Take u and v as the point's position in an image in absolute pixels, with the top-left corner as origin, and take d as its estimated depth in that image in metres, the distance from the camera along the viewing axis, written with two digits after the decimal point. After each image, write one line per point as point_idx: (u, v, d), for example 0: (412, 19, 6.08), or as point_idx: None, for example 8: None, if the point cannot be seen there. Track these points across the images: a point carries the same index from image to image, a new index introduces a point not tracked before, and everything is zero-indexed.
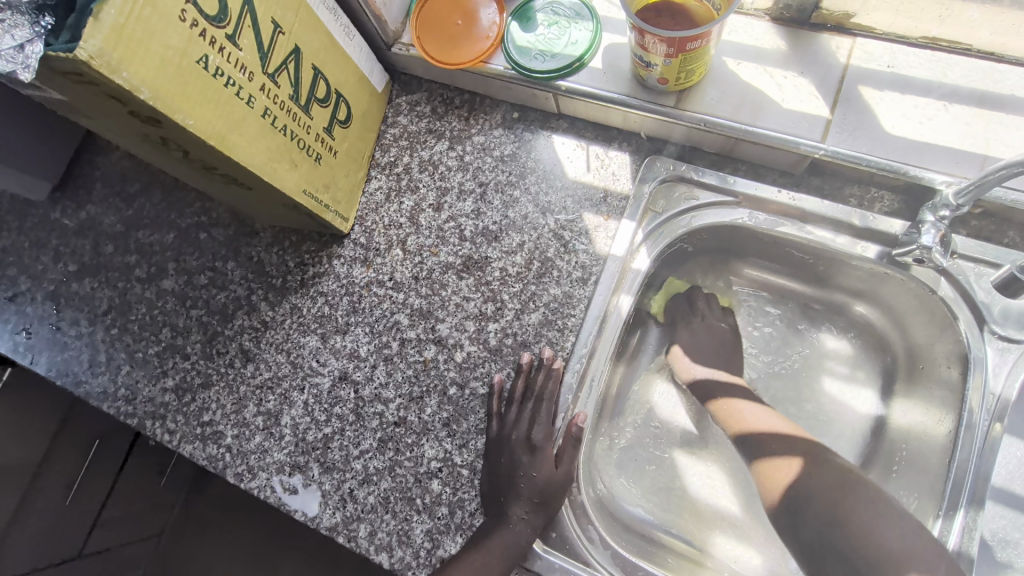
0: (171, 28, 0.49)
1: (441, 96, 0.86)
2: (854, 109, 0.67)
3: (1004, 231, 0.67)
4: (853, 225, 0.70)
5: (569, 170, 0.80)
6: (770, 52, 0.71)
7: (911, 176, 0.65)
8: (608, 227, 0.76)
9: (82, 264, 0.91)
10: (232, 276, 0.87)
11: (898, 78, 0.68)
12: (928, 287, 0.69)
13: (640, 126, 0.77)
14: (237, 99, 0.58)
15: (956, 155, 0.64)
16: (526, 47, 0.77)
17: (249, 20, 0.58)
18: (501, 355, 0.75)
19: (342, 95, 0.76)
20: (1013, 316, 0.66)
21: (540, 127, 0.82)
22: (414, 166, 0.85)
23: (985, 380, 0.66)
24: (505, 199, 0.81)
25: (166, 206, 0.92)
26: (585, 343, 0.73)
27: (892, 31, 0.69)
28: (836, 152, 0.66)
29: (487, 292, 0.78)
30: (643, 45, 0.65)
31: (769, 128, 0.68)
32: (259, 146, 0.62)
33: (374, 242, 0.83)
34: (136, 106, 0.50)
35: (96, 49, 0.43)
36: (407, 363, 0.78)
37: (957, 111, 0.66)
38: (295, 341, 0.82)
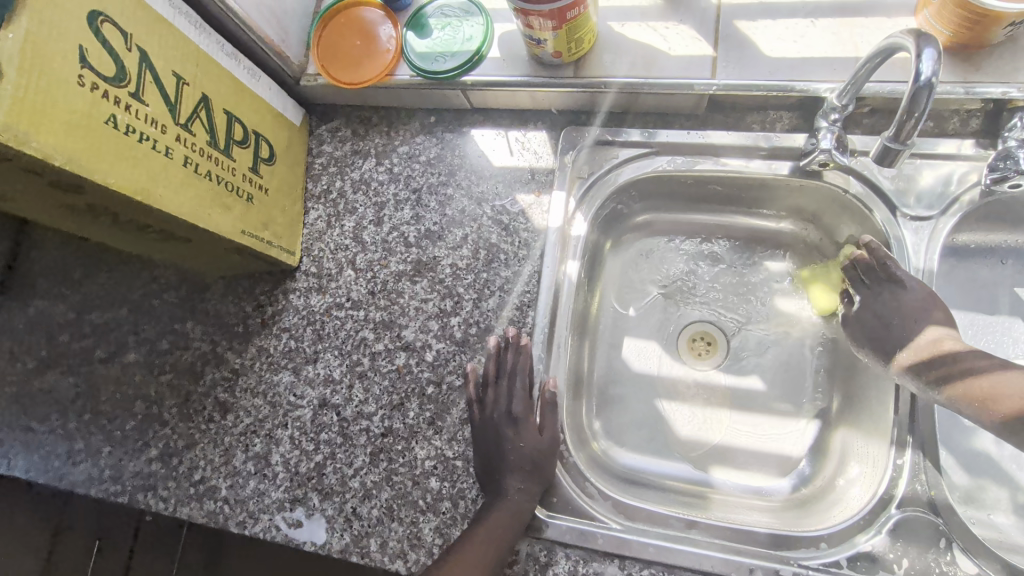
0: (72, 94, 0.51)
1: (358, 117, 0.89)
2: (735, 43, 0.72)
3: (892, 122, 0.73)
4: (761, 148, 0.75)
5: (494, 159, 0.83)
6: (650, 8, 0.75)
7: (799, 90, 0.70)
8: (541, 203, 0.80)
9: (40, 359, 0.91)
10: (193, 334, 0.87)
11: (767, 7, 0.73)
12: (839, 187, 0.74)
13: (550, 103, 0.81)
14: (154, 152, 0.59)
15: (832, 64, 0.70)
16: (426, 53, 0.80)
17: (149, 76, 0.60)
18: (469, 345, 0.78)
19: (261, 135, 0.78)
20: (921, 196, 0.71)
21: (458, 125, 0.86)
22: (347, 189, 0.87)
23: (908, 260, 0.71)
24: (440, 199, 0.84)
25: (113, 283, 0.92)
26: (544, 314, 0.76)
27: None
28: (728, 85, 0.71)
29: (443, 290, 0.80)
30: (530, 25, 0.68)
31: (664, 77, 0.73)
32: (188, 194, 0.64)
33: (325, 268, 0.85)
34: (52, 174, 0.51)
35: (0, 125, 0.45)
36: (382, 375, 0.79)
37: (825, 24, 0.71)
38: (269, 381, 0.83)
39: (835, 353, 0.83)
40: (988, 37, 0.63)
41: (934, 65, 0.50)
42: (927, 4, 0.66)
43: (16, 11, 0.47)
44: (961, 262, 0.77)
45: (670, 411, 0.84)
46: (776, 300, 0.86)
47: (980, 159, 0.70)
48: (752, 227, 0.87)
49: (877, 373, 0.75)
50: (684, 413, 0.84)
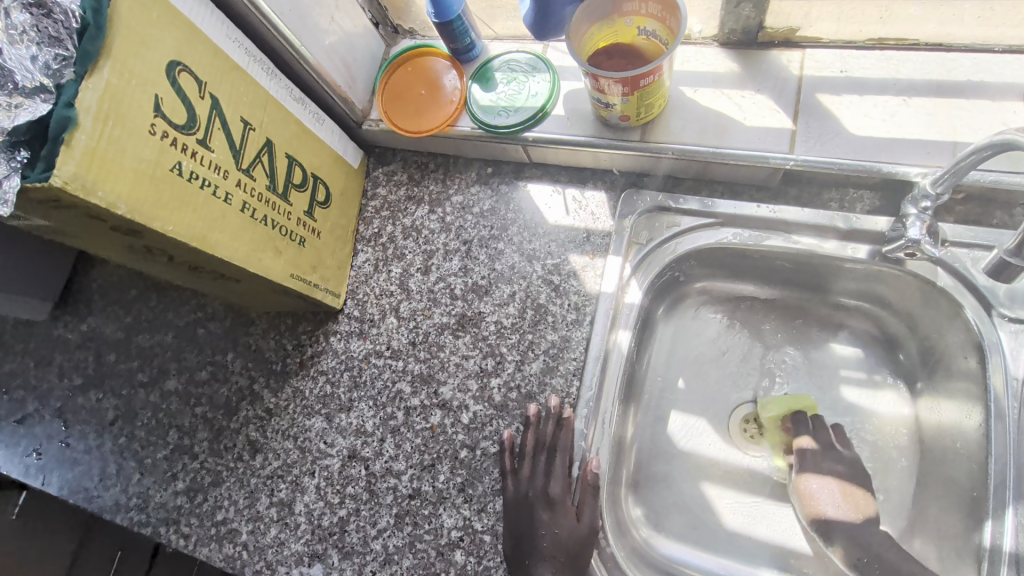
0: (143, 143, 0.51)
1: (415, 163, 0.88)
2: (816, 117, 0.68)
3: (990, 213, 0.67)
4: (838, 228, 0.70)
5: (549, 216, 0.80)
6: (726, 75, 0.72)
7: (886, 172, 0.65)
8: (595, 266, 0.77)
9: (86, 376, 0.92)
10: (233, 367, 0.87)
11: (853, 81, 0.68)
12: (926, 278, 0.67)
13: (612, 163, 0.78)
14: (214, 198, 0.60)
15: (925, 146, 0.64)
16: (490, 106, 0.79)
17: (218, 123, 0.60)
18: (508, 410, 0.74)
19: (319, 177, 0.78)
20: (1019, 296, 0.64)
21: (515, 179, 0.84)
22: (397, 235, 0.86)
23: (1004, 366, 0.63)
24: (491, 253, 0.81)
25: (163, 307, 0.93)
26: (590, 385, 0.72)
27: (838, 37, 0.70)
28: (806, 160, 0.67)
29: (486, 348, 0.77)
30: (600, 89, 0.66)
31: (737, 148, 0.69)
32: (243, 239, 0.64)
33: (368, 313, 0.83)
34: (115, 220, 0.51)
35: (70, 175, 0.45)
36: (414, 432, 0.76)
37: (918, 104, 0.66)
38: (301, 425, 0.81)
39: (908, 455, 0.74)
40: None
41: None
42: None
43: (99, 63, 0.48)
44: None
45: (716, 500, 0.78)
46: (843, 388, 0.79)
47: None
48: (820, 306, 0.81)
49: (957, 488, 0.67)
50: (732, 503, 0.77)
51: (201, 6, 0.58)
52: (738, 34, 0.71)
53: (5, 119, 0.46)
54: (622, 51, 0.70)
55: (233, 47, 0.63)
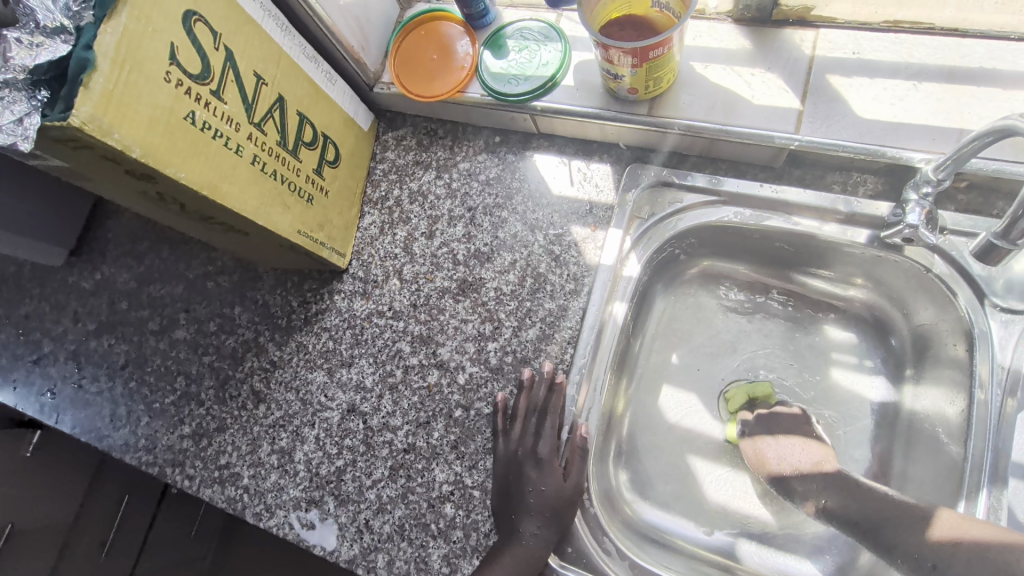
0: (157, 89, 0.53)
1: (425, 129, 0.89)
2: (825, 98, 0.68)
3: (992, 203, 0.67)
4: (838, 211, 0.70)
5: (553, 187, 0.82)
6: (737, 52, 0.72)
7: (891, 156, 0.64)
8: (596, 238, 0.78)
9: (99, 322, 0.95)
10: (240, 320, 0.90)
11: (865, 63, 0.68)
12: (921, 264, 0.68)
13: (618, 137, 0.79)
14: (226, 150, 0.61)
15: (931, 132, 0.64)
16: (500, 74, 0.79)
17: (231, 76, 0.61)
18: (503, 374, 0.76)
19: (329, 138, 0.79)
20: (1014, 288, 0.65)
21: (522, 149, 0.84)
22: (404, 199, 0.87)
23: (991, 355, 0.65)
24: (494, 220, 0.83)
25: (174, 259, 0.95)
26: (583, 353, 0.74)
27: (853, 18, 0.70)
28: (812, 141, 0.67)
29: (485, 313, 0.79)
30: (609, 59, 0.67)
31: (743, 126, 0.69)
32: (253, 193, 0.66)
33: (372, 274, 0.85)
34: (129, 164, 0.53)
35: (88, 116, 0.47)
36: (412, 390, 0.79)
37: (928, 89, 0.66)
38: (304, 378, 0.84)
39: (890, 438, 0.76)
40: None
41: None
42: None
43: (118, 7, 0.49)
44: None
45: (701, 470, 0.80)
46: (834, 371, 0.80)
47: None
48: (816, 289, 0.82)
49: (936, 471, 0.69)
50: (716, 474, 0.80)
51: None
52: (752, 11, 0.71)
53: (24, 57, 0.48)
54: (634, 22, 0.70)
55: (249, 1, 0.63)
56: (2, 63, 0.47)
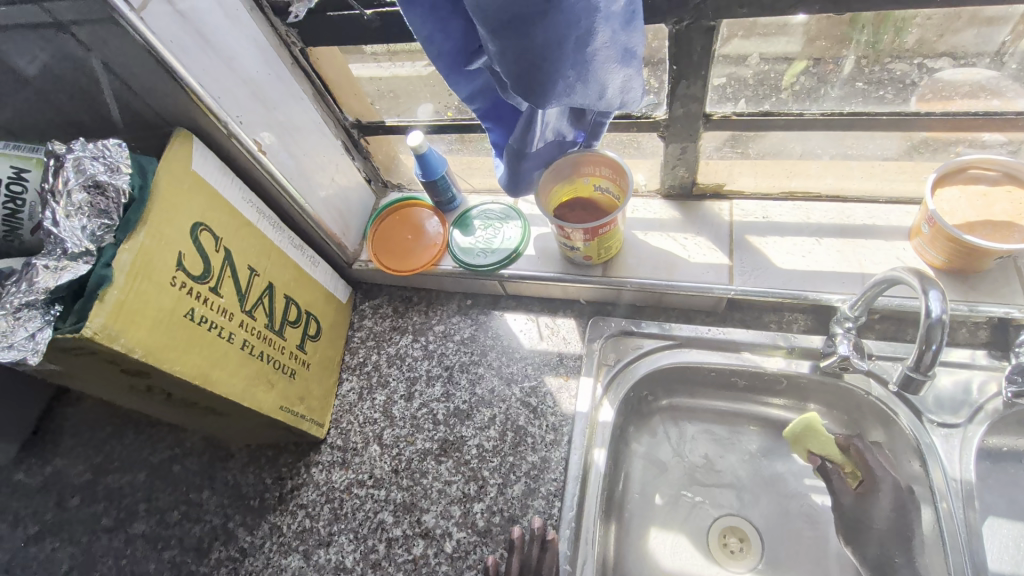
0: (163, 293, 0.57)
1: (400, 297, 0.96)
2: (748, 253, 0.80)
3: (904, 330, 0.78)
4: (781, 347, 0.79)
5: (524, 341, 0.88)
6: (669, 221, 0.85)
7: (812, 300, 0.76)
8: (570, 386, 0.83)
9: (43, 523, 0.88)
10: (207, 506, 0.85)
11: (774, 225, 0.82)
12: (861, 389, 0.76)
13: (578, 294, 0.88)
14: (219, 338, 0.65)
15: (840, 278, 0.76)
16: (469, 248, 0.90)
17: (228, 271, 0.67)
18: (491, 536, 0.75)
19: (312, 314, 0.84)
20: (944, 403, 0.73)
21: (492, 309, 0.92)
22: (382, 363, 0.91)
23: (942, 467, 0.70)
24: (471, 377, 0.87)
25: (138, 445, 0.92)
26: (572, 505, 0.74)
27: (758, 189, 0.84)
28: (746, 290, 0.78)
29: (468, 472, 0.79)
30: (565, 235, 0.78)
31: (685, 281, 0.80)
32: (240, 376, 0.68)
33: (351, 442, 0.85)
34: (127, 363, 0.55)
35: (100, 326, 0.50)
36: (397, 566, 0.75)
37: (828, 242, 0.79)
38: (277, 565, 0.79)
39: None
40: (979, 265, 0.69)
41: (942, 303, 0.52)
42: (919, 234, 0.73)
43: (137, 228, 0.55)
44: (1001, 467, 0.75)
45: None
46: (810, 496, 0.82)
47: (996, 369, 0.73)
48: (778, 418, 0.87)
49: None
50: None
51: (225, 176, 0.69)
52: (676, 188, 0.85)
53: (48, 280, 0.51)
54: (581, 203, 0.84)
55: (247, 207, 0.72)
56: (26, 286, 0.50)
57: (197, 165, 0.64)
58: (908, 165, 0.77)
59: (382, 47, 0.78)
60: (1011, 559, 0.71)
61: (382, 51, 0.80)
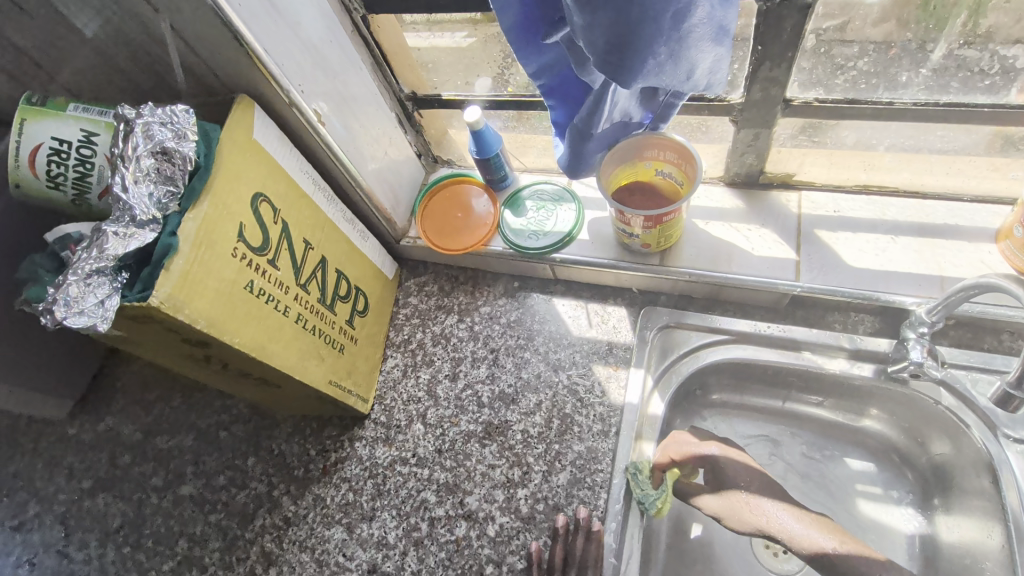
0: (225, 264, 0.57)
1: (446, 275, 0.95)
2: (816, 249, 0.76)
3: (980, 337, 0.74)
4: (844, 347, 0.76)
5: (573, 328, 0.86)
6: (732, 210, 0.81)
7: (884, 301, 0.72)
8: (619, 376, 0.81)
9: (96, 479, 0.90)
10: (253, 473, 0.86)
11: (846, 220, 0.77)
12: (930, 397, 0.72)
13: (631, 282, 0.86)
14: (276, 311, 0.64)
15: (916, 280, 0.72)
16: (520, 229, 0.87)
17: (285, 244, 0.67)
18: (535, 523, 0.74)
19: (361, 289, 0.84)
20: (1020, 418, 0.68)
21: (540, 293, 0.90)
22: (427, 342, 0.90)
23: (1017, 485, 0.66)
24: (517, 361, 0.85)
25: (186, 409, 0.94)
26: (618, 497, 0.73)
27: (829, 181, 0.80)
28: (812, 287, 0.74)
29: (513, 457, 0.79)
30: (625, 221, 0.75)
31: (746, 274, 0.77)
32: (294, 350, 0.68)
33: (395, 419, 0.85)
34: (189, 333, 0.55)
35: (166, 295, 0.50)
36: (439, 545, 0.75)
37: (905, 241, 0.75)
38: (320, 536, 0.80)
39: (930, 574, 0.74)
40: None
41: None
42: (1008, 236, 0.69)
43: (201, 197, 0.55)
44: None
45: None
46: (862, 504, 0.79)
47: None
48: (833, 422, 0.83)
49: None
50: None
51: (284, 146, 0.67)
52: (742, 177, 0.81)
53: (118, 246, 0.50)
54: (642, 187, 0.80)
55: (304, 178, 0.71)
56: (97, 253, 0.49)
57: (258, 134, 0.63)
58: (1000, 162, 0.72)
59: (421, 16, 0.76)
60: None
61: (421, 21, 0.77)
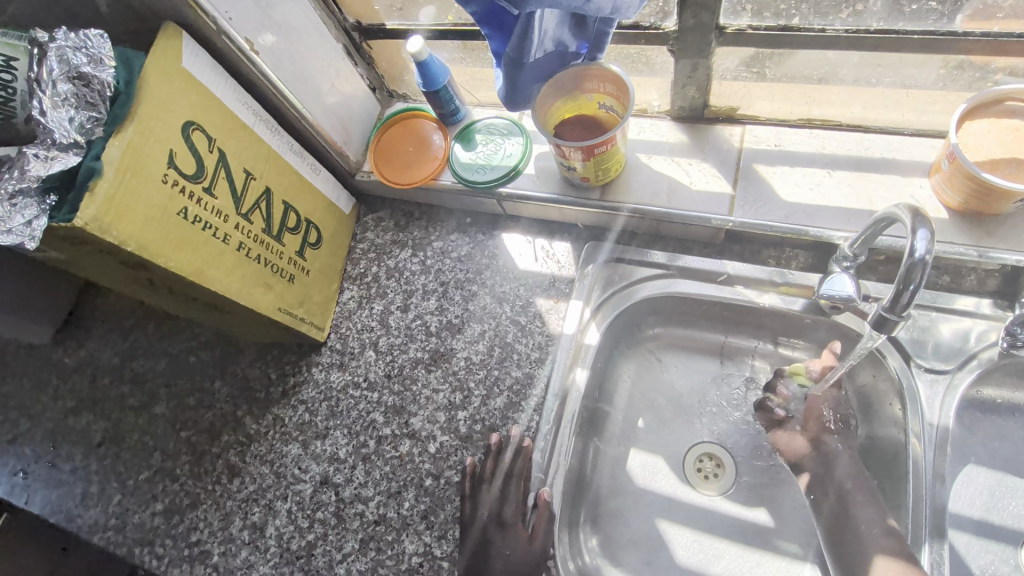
0: (156, 190, 0.59)
1: (402, 211, 0.97)
2: (753, 184, 0.77)
3: None
4: (775, 282, 0.78)
5: (519, 263, 0.88)
6: (676, 145, 0.81)
7: (813, 234, 0.73)
8: (558, 309, 0.84)
9: (79, 399, 0.97)
10: (219, 395, 0.92)
11: (786, 154, 0.77)
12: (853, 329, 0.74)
13: (576, 218, 0.87)
14: (214, 238, 0.67)
15: (846, 214, 0.72)
16: (469, 164, 0.88)
17: (223, 173, 0.69)
18: (472, 441, 0.79)
19: (312, 222, 0.86)
20: (936, 350, 0.71)
21: (491, 229, 0.92)
22: (381, 275, 0.93)
23: (920, 412, 0.70)
24: (465, 294, 0.89)
25: (159, 335, 0.99)
26: (548, 420, 0.77)
27: (774, 115, 0.79)
28: (744, 223, 0.75)
29: (456, 382, 0.83)
30: (563, 154, 0.76)
31: (683, 209, 0.78)
32: (237, 276, 0.71)
33: (349, 347, 0.90)
34: (123, 255, 0.58)
35: (91, 217, 0.53)
36: (384, 460, 0.81)
37: (840, 176, 0.74)
38: (279, 451, 0.86)
39: None
40: (997, 208, 0.65)
41: (928, 243, 0.49)
42: (938, 170, 0.68)
43: (125, 124, 0.57)
44: (990, 418, 0.73)
45: (670, 533, 0.82)
46: None
47: (997, 319, 0.70)
48: (767, 354, 0.86)
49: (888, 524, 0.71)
50: (684, 538, 0.82)
51: (217, 75, 0.68)
52: (686, 111, 0.80)
53: (40, 169, 0.53)
54: (584, 122, 0.81)
55: (242, 109, 0.72)
56: (19, 174, 0.53)
57: (189, 62, 0.64)
58: (940, 95, 0.71)
59: None
60: (979, 503, 0.72)
61: None
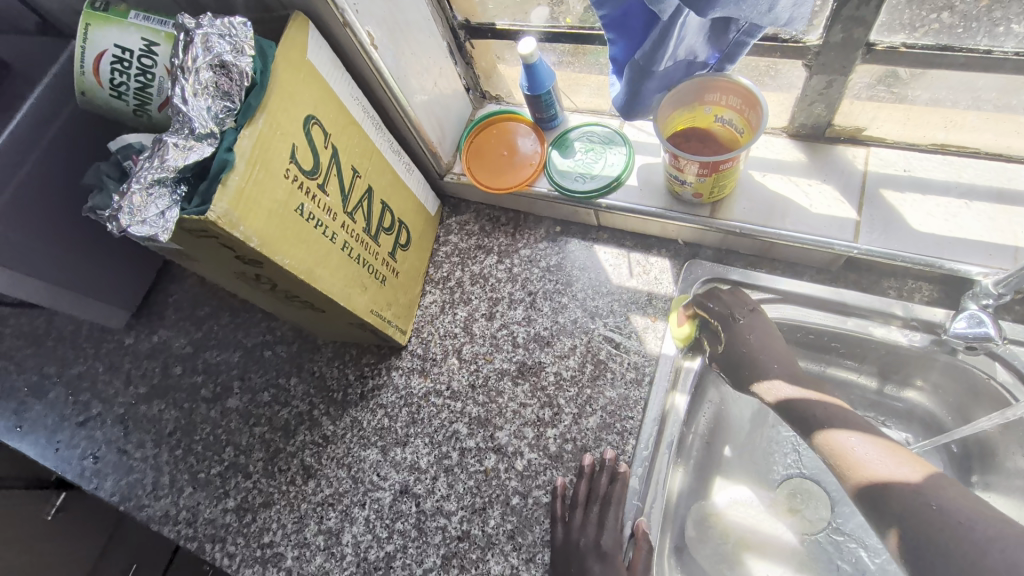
0: (278, 185, 0.57)
1: (488, 216, 0.94)
2: (880, 210, 0.72)
3: None
4: (897, 315, 0.73)
5: (613, 277, 0.85)
6: (793, 164, 0.77)
7: (947, 269, 0.68)
8: (656, 328, 0.80)
9: (151, 386, 0.96)
10: (294, 391, 0.91)
11: (916, 181, 0.73)
12: (983, 372, 0.69)
13: (677, 234, 0.83)
14: (324, 237, 0.65)
15: (986, 248, 0.68)
16: (567, 171, 0.85)
17: (335, 170, 0.67)
18: (562, 461, 0.76)
19: (404, 223, 0.84)
20: None
21: (582, 240, 0.89)
22: (466, 280, 0.91)
23: None
24: (555, 305, 0.85)
25: (233, 327, 0.98)
26: (646, 445, 0.74)
27: (902, 138, 0.74)
28: (871, 250, 0.71)
29: (544, 397, 0.80)
30: (678, 167, 0.72)
31: (802, 232, 0.74)
32: (340, 276, 0.69)
33: (431, 352, 0.87)
34: (243, 251, 0.56)
35: (223, 211, 0.51)
36: (468, 473, 0.79)
37: (979, 208, 0.70)
38: (356, 455, 0.84)
39: None
40: None
41: None
42: None
43: (257, 116, 0.55)
44: None
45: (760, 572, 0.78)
46: None
47: None
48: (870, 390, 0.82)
49: None
50: None
51: (336, 69, 0.66)
52: (807, 129, 0.76)
53: (178, 158, 0.52)
54: (698, 134, 0.77)
55: (354, 105, 0.70)
56: (158, 163, 0.51)
57: (312, 54, 0.62)
58: None
59: None
60: None
61: None
